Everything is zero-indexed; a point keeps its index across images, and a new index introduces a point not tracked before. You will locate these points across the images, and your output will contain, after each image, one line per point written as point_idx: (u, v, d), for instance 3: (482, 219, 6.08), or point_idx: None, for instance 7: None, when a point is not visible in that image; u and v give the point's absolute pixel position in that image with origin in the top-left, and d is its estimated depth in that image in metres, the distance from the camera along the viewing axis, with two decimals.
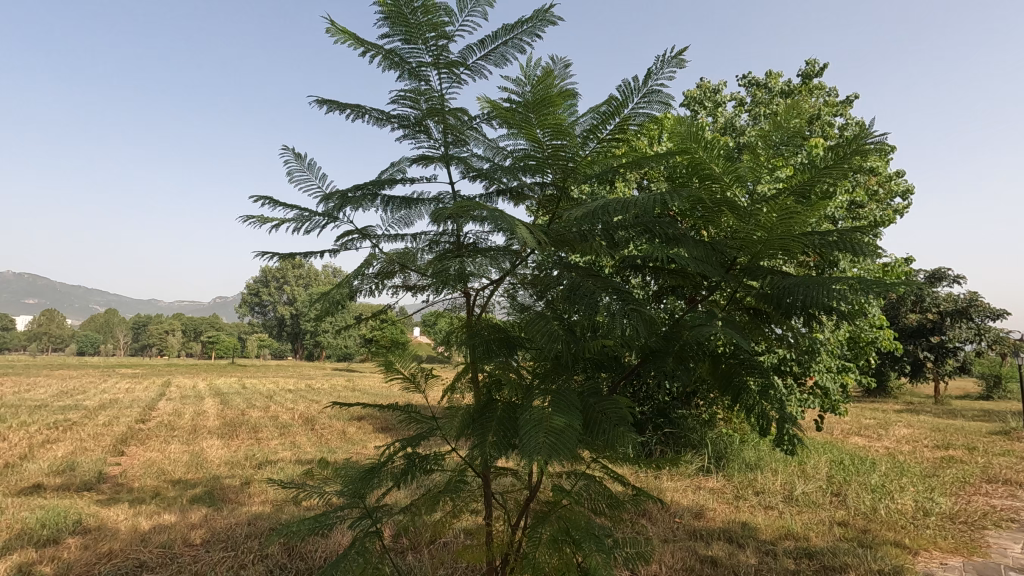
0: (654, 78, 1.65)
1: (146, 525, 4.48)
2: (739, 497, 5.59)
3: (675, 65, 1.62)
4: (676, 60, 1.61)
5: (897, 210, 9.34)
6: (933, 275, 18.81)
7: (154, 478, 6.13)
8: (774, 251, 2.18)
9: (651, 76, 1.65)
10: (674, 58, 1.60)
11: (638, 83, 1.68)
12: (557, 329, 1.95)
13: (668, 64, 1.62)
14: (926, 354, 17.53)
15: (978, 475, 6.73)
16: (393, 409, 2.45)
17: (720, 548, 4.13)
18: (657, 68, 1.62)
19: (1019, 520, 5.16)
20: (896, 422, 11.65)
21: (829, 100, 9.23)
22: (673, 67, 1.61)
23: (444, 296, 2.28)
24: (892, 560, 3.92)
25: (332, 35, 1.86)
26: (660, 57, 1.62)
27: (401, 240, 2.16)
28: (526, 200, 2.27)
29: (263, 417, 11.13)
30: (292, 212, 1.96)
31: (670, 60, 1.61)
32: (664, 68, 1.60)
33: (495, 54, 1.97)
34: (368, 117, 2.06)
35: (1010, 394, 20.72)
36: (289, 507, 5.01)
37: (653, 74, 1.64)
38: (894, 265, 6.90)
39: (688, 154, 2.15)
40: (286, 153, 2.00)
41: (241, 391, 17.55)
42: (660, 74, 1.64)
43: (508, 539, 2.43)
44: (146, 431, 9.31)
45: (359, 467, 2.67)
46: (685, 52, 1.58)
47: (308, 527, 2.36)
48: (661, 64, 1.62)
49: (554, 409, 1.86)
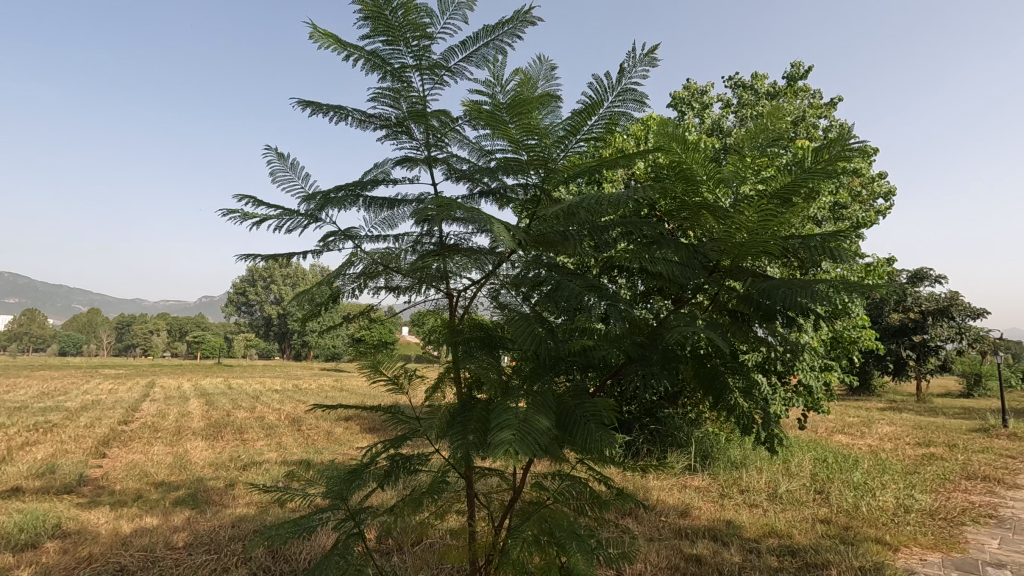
0: (626, 77, 1.66)
1: (127, 529, 4.42)
2: (725, 495, 5.64)
3: (647, 63, 1.63)
4: (647, 59, 1.62)
5: (880, 211, 9.47)
6: (914, 275, 18.99)
7: (136, 481, 6.04)
8: (754, 255, 2.20)
9: (624, 75, 1.65)
10: (645, 56, 1.61)
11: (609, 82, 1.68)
12: (538, 329, 1.96)
13: (641, 62, 1.63)
14: (908, 353, 17.77)
15: (957, 472, 6.85)
16: (377, 410, 2.44)
17: (704, 546, 4.16)
18: (628, 67, 1.64)
19: (997, 515, 5.27)
20: (879, 421, 11.79)
21: (813, 102, 9.32)
22: (645, 65, 1.62)
23: (427, 296, 2.27)
24: (873, 556, 3.98)
25: (315, 39, 1.85)
26: (632, 55, 1.63)
27: (384, 240, 2.15)
28: (509, 202, 2.27)
29: (249, 417, 11.03)
30: (275, 209, 1.95)
31: (642, 58, 1.62)
32: (635, 67, 1.61)
33: (477, 55, 1.97)
34: (351, 119, 2.04)
35: (989, 392, 21.08)
36: (274, 509, 4.97)
37: (625, 73, 1.66)
38: (877, 265, 6.99)
39: (672, 157, 2.16)
40: (270, 152, 1.99)
41: (226, 392, 17.36)
42: (632, 73, 1.64)
43: (491, 540, 2.43)
44: (129, 432, 9.17)
45: (343, 468, 2.66)
46: (657, 49, 1.59)
47: (290, 530, 2.34)
48: (633, 62, 1.63)
49: (535, 410, 1.87)
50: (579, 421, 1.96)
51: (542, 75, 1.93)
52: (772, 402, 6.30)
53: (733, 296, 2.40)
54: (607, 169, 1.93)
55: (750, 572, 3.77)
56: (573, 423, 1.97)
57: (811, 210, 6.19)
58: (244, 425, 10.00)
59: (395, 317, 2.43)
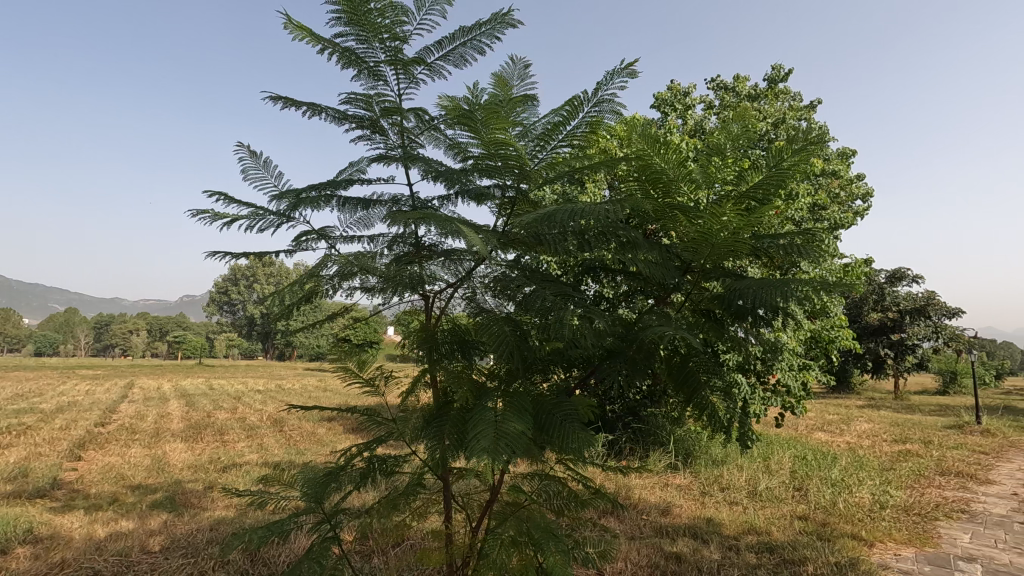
0: (604, 89, 1.67)
1: (102, 533, 4.33)
2: (705, 493, 5.70)
3: (626, 76, 1.64)
4: (626, 71, 1.63)
5: (858, 212, 9.63)
6: (891, 275, 19.36)
7: (112, 484, 5.93)
8: (725, 255, 2.22)
9: (600, 88, 1.66)
10: (624, 69, 1.62)
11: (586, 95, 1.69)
12: (511, 330, 1.95)
13: (620, 75, 1.64)
14: (886, 351, 18.08)
15: (932, 468, 6.99)
16: (353, 412, 2.42)
17: (685, 544, 4.19)
18: (607, 79, 1.64)
19: (969, 511, 5.39)
20: (858, 418, 11.95)
21: (793, 105, 9.40)
22: (623, 78, 1.63)
23: (403, 299, 2.25)
24: (848, 553, 4.05)
25: (288, 31, 1.83)
26: (611, 70, 1.64)
27: (359, 241, 2.13)
28: (487, 201, 2.24)
29: (230, 418, 10.88)
30: (246, 209, 1.94)
31: (621, 71, 1.63)
32: (614, 79, 1.62)
33: (455, 54, 1.96)
34: (325, 115, 2.03)
35: (964, 390, 21.54)
36: (253, 512, 4.91)
37: (603, 85, 1.66)
38: (854, 265, 7.10)
39: (644, 160, 2.16)
40: (241, 150, 1.97)
41: (206, 392, 17.09)
42: (609, 85, 1.65)
43: (468, 542, 2.42)
44: (105, 434, 9.00)
45: (317, 471, 2.61)
46: (635, 63, 1.60)
47: (261, 536, 2.28)
48: (611, 76, 1.64)
49: (508, 412, 1.85)
50: (554, 423, 1.95)
51: (516, 75, 1.93)
52: (751, 402, 6.38)
53: (709, 296, 2.39)
54: (584, 172, 1.94)
55: (728, 568, 3.81)
56: (548, 424, 1.96)
57: (791, 211, 6.26)
58: (225, 426, 9.86)
59: (375, 317, 2.40)
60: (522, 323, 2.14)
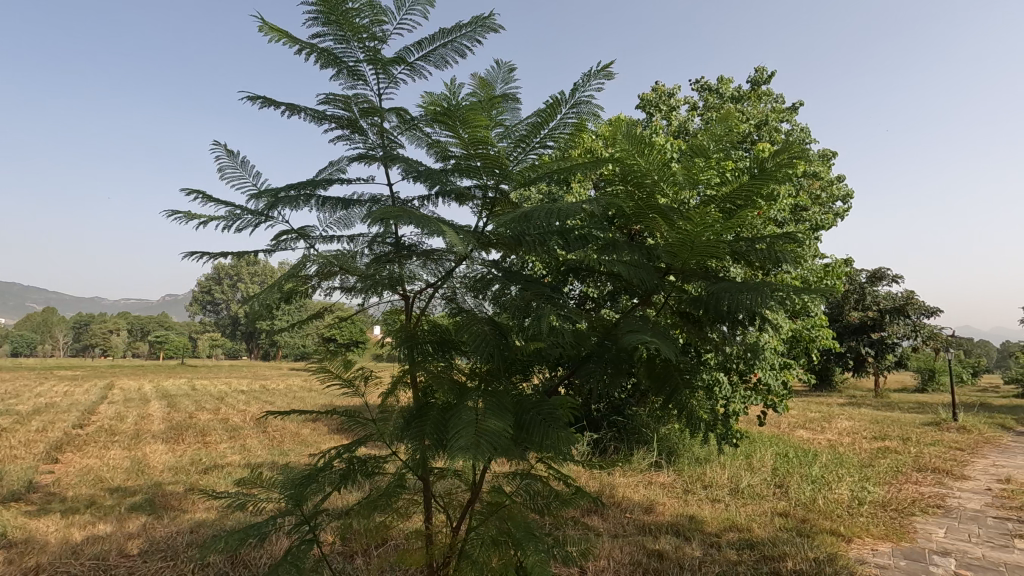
0: (581, 91, 1.68)
1: (77, 537, 4.26)
2: (689, 491, 5.76)
3: (602, 78, 1.65)
4: (603, 74, 1.64)
5: (839, 213, 9.77)
6: (872, 274, 19.66)
7: (90, 487, 5.82)
8: (702, 258, 2.24)
9: (577, 90, 1.67)
10: (600, 72, 1.63)
11: (563, 96, 1.70)
12: (490, 330, 1.95)
13: (596, 77, 1.65)
14: (867, 350, 18.41)
15: (909, 464, 7.14)
16: (333, 412, 2.40)
17: (667, 541, 4.23)
18: (584, 82, 1.65)
19: (944, 506, 5.52)
20: (838, 416, 12.14)
21: (776, 107, 9.51)
22: (599, 80, 1.64)
23: (383, 299, 2.23)
24: (827, 548, 4.12)
25: (263, 33, 1.81)
26: (587, 72, 1.64)
27: (338, 241, 2.12)
28: (468, 202, 2.22)
29: (212, 419, 10.74)
30: (223, 208, 1.92)
31: (597, 74, 1.64)
32: (590, 82, 1.63)
33: (435, 55, 1.96)
34: (304, 115, 2.01)
35: (941, 387, 21.98)
36: (235, 514, 4.86)
37: (579, 88, 1.67)
38: (835, 265, 7.20)
39: (626, 162, 2.18)
40: (218, 150, 1.96)
41: (188, 392, 16.84)
42: (586, 87, 1.66)
43: (449, 541, 2.41)
44: (83, 436, 8.83)
45: (297, 472, 2.59)
46: (611, 66, 1.61)
47: (239, 538, 2.26)
48: (587, 78, 1.64)
49: (486, 411, 1.85)
50: (533, 423, 1.96)
51: (500, 78, 1.94)
52: (732, 400, 6.46)
53: (687, 297, 2.40)
54: (563, 174, 1.95)
55: (709, 565, 3.85)
56: (527, 425, 1.97)
57: (773, 212, 6.33)
58: (206, 427, 9.72)
59: (359, 317, 2.39)
60: (502, 323, 2.14)
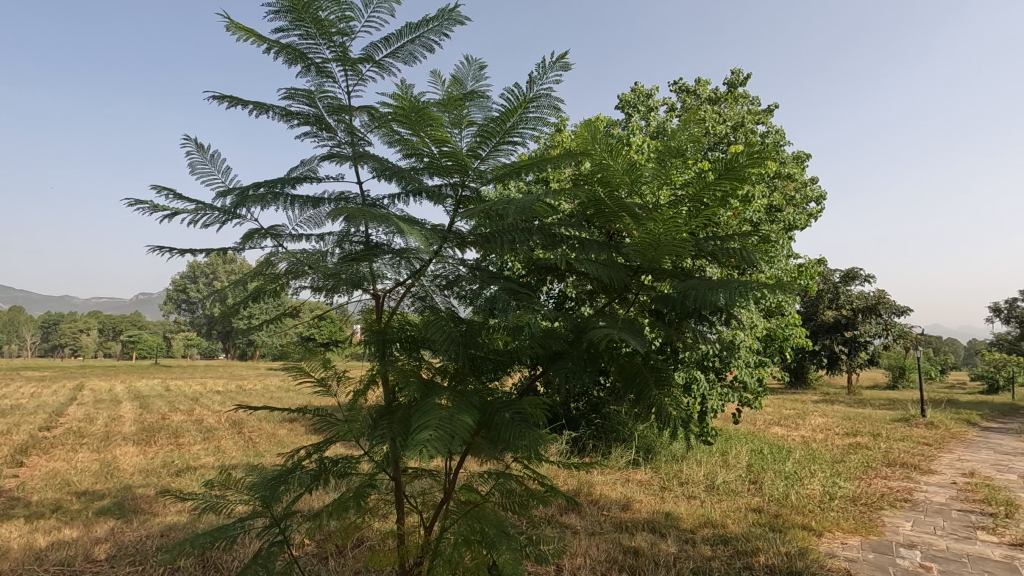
0: (538, 83, 1.63)
1: (41, 543, 4.13)
2: (665, 488, 5.82)
3: (558, 69, 1.61)
4: (559, 65, 1.59)
5: (813, 214, 9.94)
6: (845, 275, 20.08)
7: (56, 491, 5.67)
8: (670, 258, 2.25)
9: (535, 82, 1.63)
10: (557, 62, 1.59)
11: (521, 90, 1.65)
12: (457, 329, 1.95)
13: (552, 69, 1.60)
14: (840, 348, 18.87)
15: (879, 459, 7.33)
16: (304, 412, 2.36)
17: (643, 538, 4.27)
18: (540, 73, 1.60)
19: (911, 500, 5.67)
20: (812, 413, 12.38)
21: (752, 109, 9.64)
22: (556, 71, 1.60)
23: (353, 299, 2.19)
24: (799, 543, 4.20)
25: (230, 32, 1.78)
26: (543, 63, 1.60)
27: (307, 240, 2.09)
28: (441, 201, 2.20)
29: (186, 421, 10.51)
30: (190, 204, 1.88)
31: (553, 65, 1.60)
32: (546, 73, 1.59)
33: (403, 52, 1.95)
34: (272, 114, 1.98)
35: (911, 384, 22.61)
36: (207, 517, 4.77)
37: (537, 80, 1.64)
38: (808, 264, 7.33)
39: (596, 161, 2.21)
40: (187, 143, 1.92)
41: (160, 394, 16.48)
42: (543, 80, 1.62)
43: (421, 540, 2.40)
44: (50, 439, 8.58)
45: (268, 472, 2.54)
46: (567, 56, 1.57)
47: (206, 540, 2.21)
48: (544, 69, 1.60)
49: (455, 409, 1.84)
50: (503, 421, 1.95)
51: (471, 75, 1.93)
52: (709, 397, 6.54)
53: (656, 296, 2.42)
54: (533, 171, 1.94)
55: (684, 561, 3.89)
56: (497, 424, 1.96)
57: (747, 212, 6.41)
58: (179, 429, 9.52)
59: (341, 318, 2.35)
60: (473, 323, 2.13)
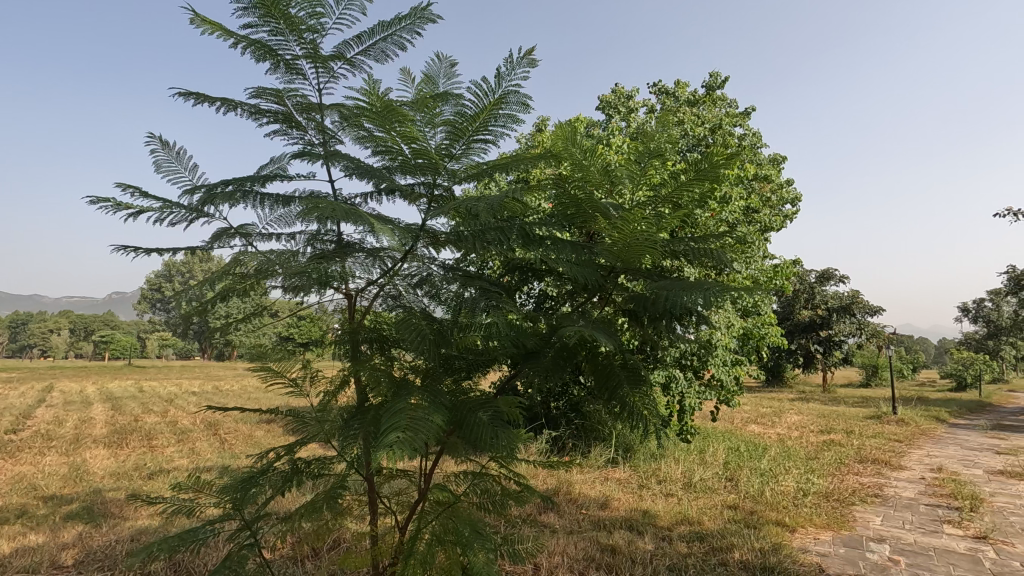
0: (506, 79, 1.62)
1: (6, 549, 4.01)
2: (643, 486, 5.88)
3: (526, 65, 1.61)
4: (526, 60, 1.59)
5: (789, 215, 10.09)
6: (820, 275, 20.49)
7: (22, 496, 5.49)
8: (643, 258, 2.26)
9: (503, 78, 1.62)
10: (524, 59, 1.59)
11: (488, 84, 1.64)
12: (428, 328, 1.93)
13: (519, 65, 1.60)
14: (814, 347, 19.28)
15: (851, 456, 7.49)
16: (276, 413, 2.32)
17: (620, 536, 4.30)
18: (508, 69, 1.60)
19: (882, 495, 5.81)
20: (787, 411, 12.63)
21: (729, 110, 9.76)
22: (523, 68, 1.60)
23: (325, 298, 2.17)
24: (772, 538, 4.28)
25: (195, 25, 1.74)
26: (511, 58, 1.60)
27: (277, 240, 2.06)
28: (415, 200, 2.18)
29: (160, 422, 10.28)
30: (154, 202, 1.83)
31: (521, 61, 1.60)
32: (514, 70, 1.58)
33: (375, 49, 1.93)
34: (240, 111, 1.94)
35: (883, 381, 23.18)
36: (179, 520, 4.67)
37: (505, 76, 1.63)
38: (783, 265, 7.45)
39: (569, 161, 2.24)
40: (151, 140, 1.87)
41: (133, 395, 16.09)
42: (511, 76, 1.62)
43: (396, 541, 2.37)
44: (17, 442, 8.32)
45: (239, 473, 2.49)
46: (533, 51, 1.57)
47: (173, 544, 2.16)
48: (512, 65, 1.60)
49: (425, 408, 1.82)
50: (477, 421, 1.94)
51: (442, 73, 1.93)
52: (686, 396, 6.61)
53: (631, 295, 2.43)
54: (507, 171, 1.94)
55: (661, 558, 3.93)
56: (469, 423, 1.95)
57: (723, 213, 6.50)
58: (152, 430, 9.31)
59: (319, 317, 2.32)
60: (445, 322, 2.11)
